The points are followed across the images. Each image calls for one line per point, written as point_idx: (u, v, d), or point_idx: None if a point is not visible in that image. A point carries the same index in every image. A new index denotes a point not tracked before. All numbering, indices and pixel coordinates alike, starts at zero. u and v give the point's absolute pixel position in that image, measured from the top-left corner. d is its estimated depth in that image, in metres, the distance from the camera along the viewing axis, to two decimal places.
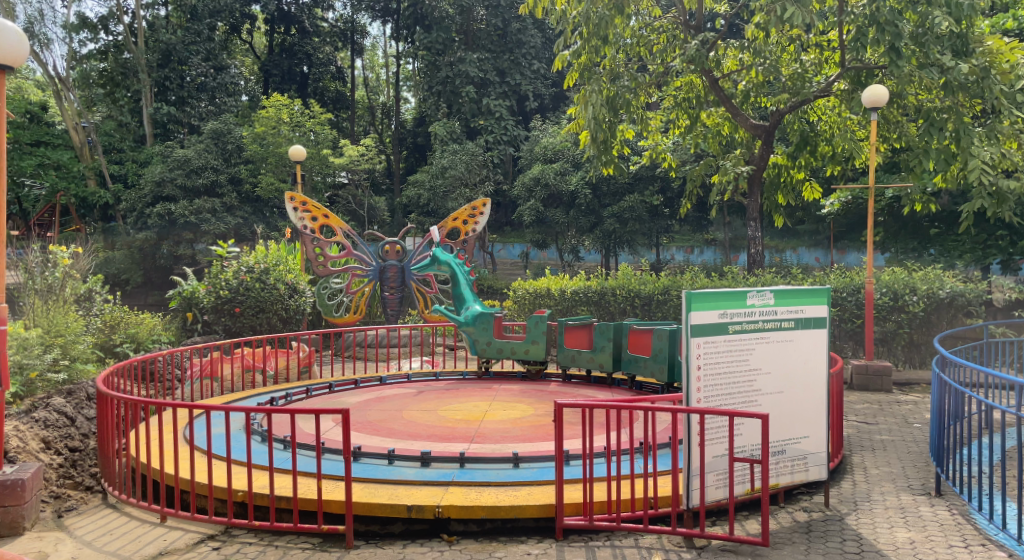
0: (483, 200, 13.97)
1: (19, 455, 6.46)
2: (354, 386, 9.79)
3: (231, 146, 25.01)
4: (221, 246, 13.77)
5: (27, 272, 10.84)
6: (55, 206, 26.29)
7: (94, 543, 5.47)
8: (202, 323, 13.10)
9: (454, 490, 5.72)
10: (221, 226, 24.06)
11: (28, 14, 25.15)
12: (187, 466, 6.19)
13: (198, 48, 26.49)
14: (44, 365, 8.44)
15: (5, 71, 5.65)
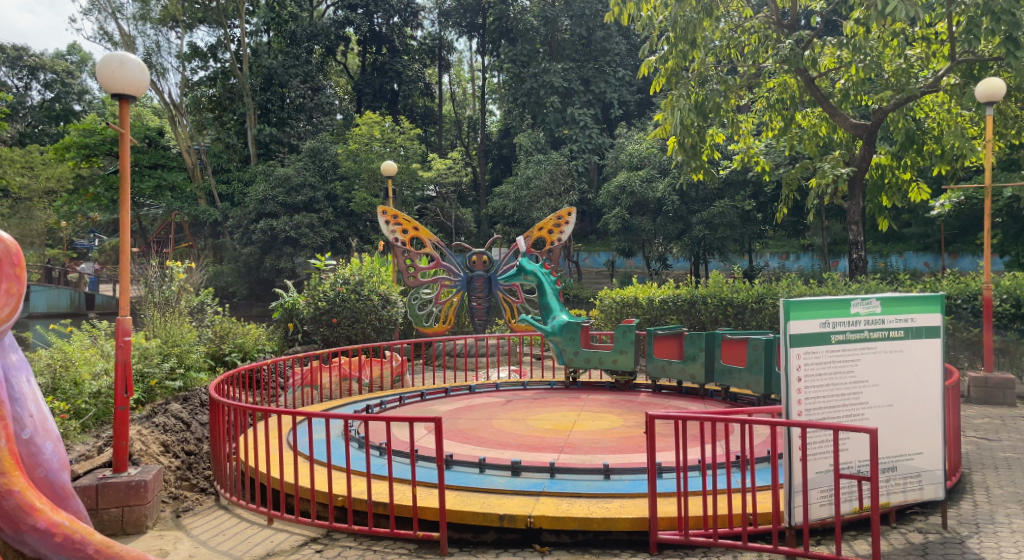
0: (568, 209, 14.01)
1: (142, 457, 6.91)
2: (444, 395, 9.96)
3: (327, 163, 26.28)
4: (320, 258, 14.32)
5: (148, 287, 11.64)
6: (170, 224, 27.99)
7: (208, 543, 5.77)
8: (302, 333, 13.41)
9: (545, 500, 5.72)
10: (318, 240, 24.86)
11: (145, 46, 26.92)
12: (291, 471, 6.46)
13: (298, 72, 27.89)
14: (163, 373, 9.12)
15: (129, 101, 6.08)
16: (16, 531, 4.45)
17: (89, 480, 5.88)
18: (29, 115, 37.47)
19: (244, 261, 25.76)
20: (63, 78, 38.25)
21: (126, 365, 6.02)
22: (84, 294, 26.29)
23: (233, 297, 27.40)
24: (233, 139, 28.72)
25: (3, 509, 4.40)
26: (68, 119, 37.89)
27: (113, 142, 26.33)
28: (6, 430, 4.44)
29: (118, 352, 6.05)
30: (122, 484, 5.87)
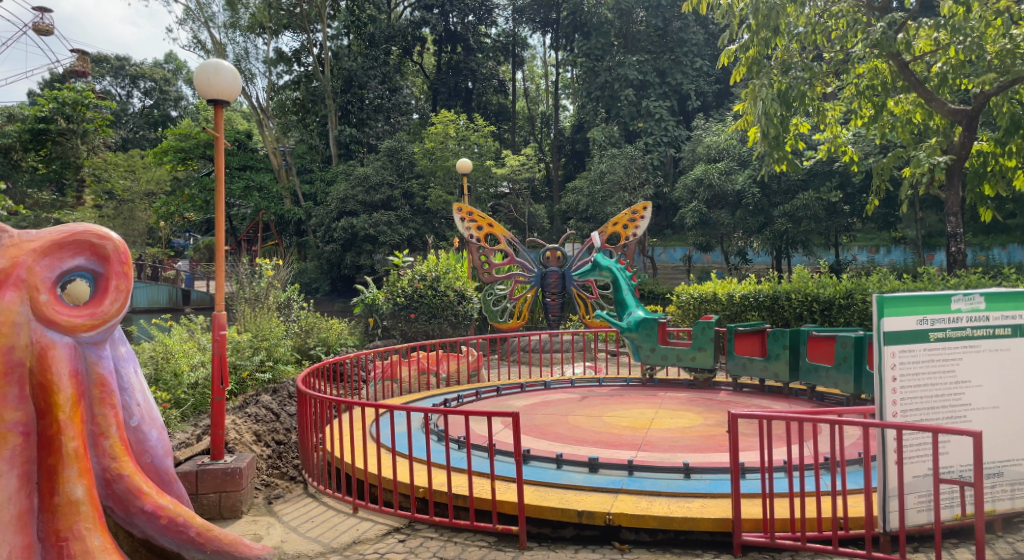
0: (643, 204, 13.81)
1: (237, 446, 7.22)
2: (520, 390, 9.99)
3: (404, 161, 26.78)
4: (398, 255, 14.63)
5: (239, 284, 12.15)
6: (258, 223, 29.10)
7: (298, 529, 5.98)
8: (382, 328, 14.00)
9: (625, 497, 5.66)
10: (396, 237, 25.30)
11: (235, 53, 28.03)
12: (375, 462, 6.61)
13: (376, 73, 28.49)
14: (253, 365, 9.51)
15: (221, 105, 6.34)
16: (127, 511, 4.75)
17: (190, 466, 6.19)
18: (131, 122, 39.67)
19: (325, 258, 26.46)
20: (161, 85, 40.38)
21: (221, 358, 6.30)
22: (180, 291, 27.66)
23: (316, 293, 28.22)
24: (316, 141, 29.64)
25: (115, 491, 4.70)
26: (164, 125, 39.90)
27: (205, 145, 27.33)
28: (117, 418, 4.72)
29: (215, 346, 6.33)
30: (219, 471, 6.15)
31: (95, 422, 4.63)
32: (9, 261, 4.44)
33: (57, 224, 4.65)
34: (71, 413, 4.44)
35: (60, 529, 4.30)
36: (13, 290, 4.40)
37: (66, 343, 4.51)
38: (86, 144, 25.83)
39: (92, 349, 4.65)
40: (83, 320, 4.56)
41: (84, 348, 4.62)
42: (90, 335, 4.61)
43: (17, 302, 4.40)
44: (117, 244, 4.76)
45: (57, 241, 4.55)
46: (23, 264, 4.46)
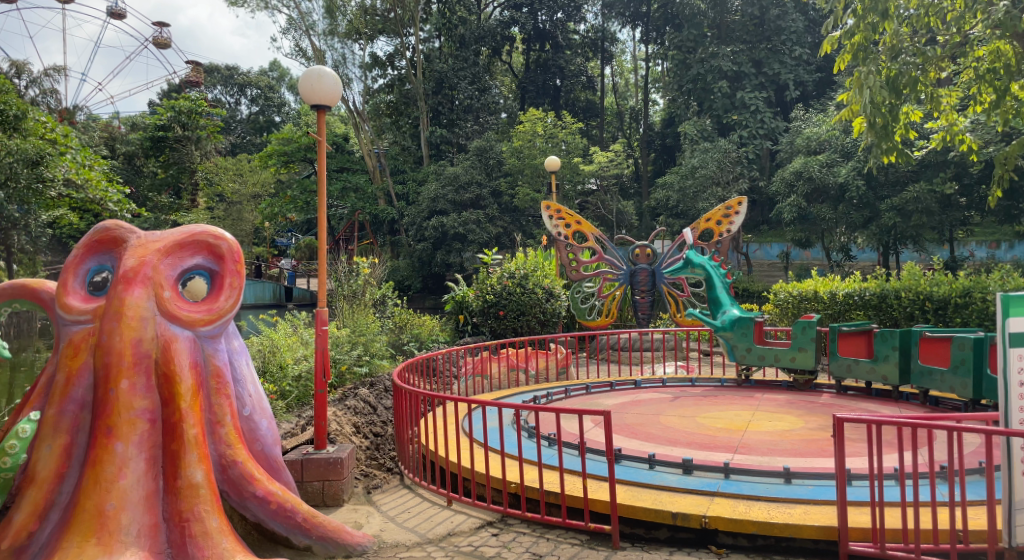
0: (738, 199, 13.35)
1: (338, 436, 7.49)
2: (610, 389, 9.90)
3: (492, 160, 26.98)
4: (487, 253, 14.70)
5: (338, 281, 12.60)
6: (354, 223, 30.06)
7: (396, 519, 6.13)
8: (471, 325, 13.94)
9: (721, 501, 5.52)
10: (484, 235, 25.52)
11: (333, 59, 28.93)
12: (468, 456, 6.69)
13: (467, 73, 28.92)
14: (351, 359, 9.87)
15: (322, 109, 6.57)
16: (240, 496, 5.00)
17: (295, 455, 6.45)
18: (239, 128, 41.85)
19: (418, 256, 27.07)
20: (266, 92, 42.41)
21: (323, 351, 6.53)
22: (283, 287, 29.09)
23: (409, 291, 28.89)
24: (409, 142, 30.35)
25: (230, 477, 4.95)
26: (269, 130, 41.79)
27: (305, 149, 28.44)
28: (231, 408, 4.98)
29: (318, 340, 6.58)
30: (322, 460, 6.39)
31: (212, 410, 4.90)
32: (137, 261, 4.79)
33: (178, 226, 4.99)
34: (191, 401, 4.71)
35: (183, 510, 4.56)
36: (141, 286, 4.74)
37: (187, 336, 4.80)
38: (200, 150, 29.46)
39: (209, 342, 4.93)
40: (201, 315, 4.86)
41: (202, 341, 4.90)
42: (207, 329, 4.89)
43: (144, 298, 4.72)
44: (230, 244, 5.07)
45: (178, 241, 4.89)
46: (149, 263, 4.80)
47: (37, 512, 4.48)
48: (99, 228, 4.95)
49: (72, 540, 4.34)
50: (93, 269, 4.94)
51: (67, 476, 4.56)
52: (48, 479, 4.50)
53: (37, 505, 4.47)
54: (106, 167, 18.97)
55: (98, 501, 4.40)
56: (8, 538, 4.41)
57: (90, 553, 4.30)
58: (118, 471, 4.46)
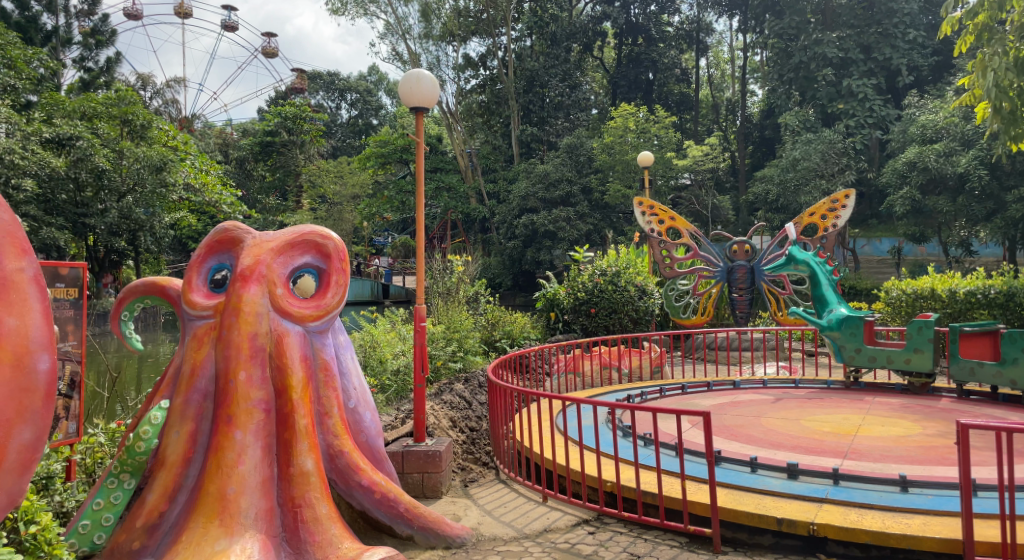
0: (845, 192, 12.74)
1: (436, 430, 7.65)
2: (708, 389, 9.64)
3: (583, 157, 26.78)
4: (579, 250, 14.57)
5: (432, 279, 12.89)
6: (447, 222, 30.55)
7: (492, 513, 6.20)
8: (563, 323, 13.78)
9: (830, 508, 5.27)
10: (575, 233, 25.39)
11: (428, 62, 29.51)
12: (563, 453, 6.67)
13: (557, 71, 28.97)
14: (446, 355, 10.10)
15: (420, 111, 6.72)
16: (347, 485, 5.18)
17: (396, 446, 6.63)
18: (339, 132, 43.39)
19: (509, 254, 27.34)
20: (364, 96, 43.92)
21: (422, 347, 6.67)
22: (380, 284, 29.95)
23: (500, 288, 29.13)
24: (499, 141, 30.59)
25: (338, 466, 5.13)
26: (367, 133, 43.16)
27: (402, 150, 29.10)
28: (338, 400, 5.17)
29: (416, 335, 6.72)
30: (422, 452, 6.54)
31: (320, 402, 5.10)
32: (252, 260, 5.04)
33: (288, 227, 5.25)
34: (302, 393, 4.92)
35: (295, 496, 4.77)
36: (256, 283, 4.98)
37: (298, 331, 5.03)
38: (304, 154, 31.42)
39: (318, 337, 5.15)
40: (310, 311, 5.08)
41: (311, 336, 5.12)
42: (316, 325, 5.11)
43: (259, 295, 4.97)
44: (336, 243, 5.30)
45: (290, 241, 5.14)
46: (264, 262, 5.05)
47: (167, 494, 4.76)
48: (219, 229, 5.26)
49: (198, 521, 4.58)
50: (214, 267, 5.27)
51: (193, 461, 4.83)
52: (177, 463, 4.79)
53: (167, 487, 4.75)
54: (221, 172, 20.52)
55: (220, 484, 4.64)
56: (142, 517, 4.71)
57: (214, 534, 4.53)
58: (238, 457, 4.69)
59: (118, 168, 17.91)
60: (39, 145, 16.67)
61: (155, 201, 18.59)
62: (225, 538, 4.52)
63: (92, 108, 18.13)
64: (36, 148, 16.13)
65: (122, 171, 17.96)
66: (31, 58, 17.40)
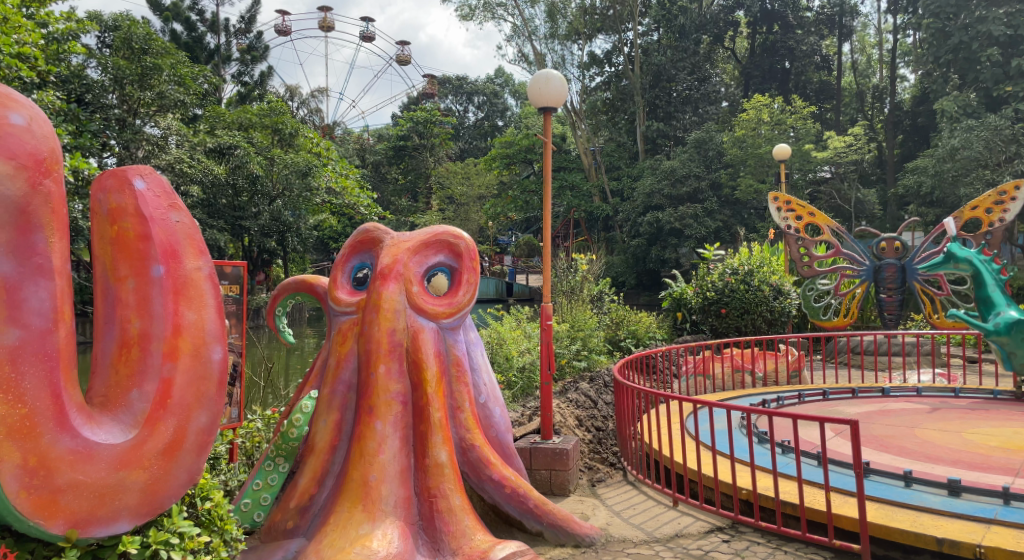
0: (1014, 183, 11.56)
1: (562, 429, 7.66)
2: (852, 396, 9.04)
3: (712, 152, 25.56)
4: (708, 248, 14.12)
5: (557, 278, 13.00)
6: (571, 220, 30.50)
7: (621, 514, 6.14)
8: (691, 323, 13.47)
9: (1000, 530, 4.82)
10: (703, 230, 24.59)
11: (554, 61, 29.73)
12: (693, 457, 6.49)
13: (686, 64, 28.37)
14: (571, 354, 10.19)
15: (547, 111, 6.77)
16: (478, 478, 5.29)
17: (524, 443, 6.71)
18: (467, 134, 44.40)
19: (633, 252, 26.99)
20: (491, 99, 45.04)
21: (549, 344, 6.69)
22: (505, 284, 30.40)
23: (624, 286, 28.77)
24: (624, 138, 30.16)
25: (470, 459, 5.25)
26: (493, 134, 43.95)
27: (526, 151, 28.88)
28: (470, 394, 5.31)
29: (542, 334, 6.77)
30: (549, 450, 6.59)
31: (453, 396, 5.25)
32: (391, 259, 5.29)
33: (422, 228, 5.49)
34: (436, 387, 5.09)
35: (430, 486, 4.93)
36: (394, 281, 5.22)
37: (432, 328, 5.22)
38: (433, 157, 33.37)
39: (451, 333, 5.32)
40: (444, 308, 5.26)
41: (444, 332, 5.30)
42: (448, 321, 5.28)
43: (397, 293, 5.19)
44: (467, 243, 5.51)
45: (425, 241, 5.36)
46: (401, 261, 5.29)
47: (316, 478, 5.06)
48: (361, 231, 5.60)
49: (344, 505, 4.80)
50: (356, 266, 5.62)
51: (339, 448, 5.12)
52: (324, 449, 5.09)
53: (316, 472, 5.05)
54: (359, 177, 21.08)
55: (363, 472, 4.84)
56: (294, 499, 5.02)
57: (358, 518, 4.73)
58: (378, 446, 4.89)
59: (269, 174, 19.27)
60: (204, 153, 18.32)
61: (301, 204, 19.66)
62: (367, 523, 4.70)
63: (248, 119, 19.82)
64: (201, 157, 17.66)
65: (273, 176, 19.25)
66: (197, 75, 19.10)
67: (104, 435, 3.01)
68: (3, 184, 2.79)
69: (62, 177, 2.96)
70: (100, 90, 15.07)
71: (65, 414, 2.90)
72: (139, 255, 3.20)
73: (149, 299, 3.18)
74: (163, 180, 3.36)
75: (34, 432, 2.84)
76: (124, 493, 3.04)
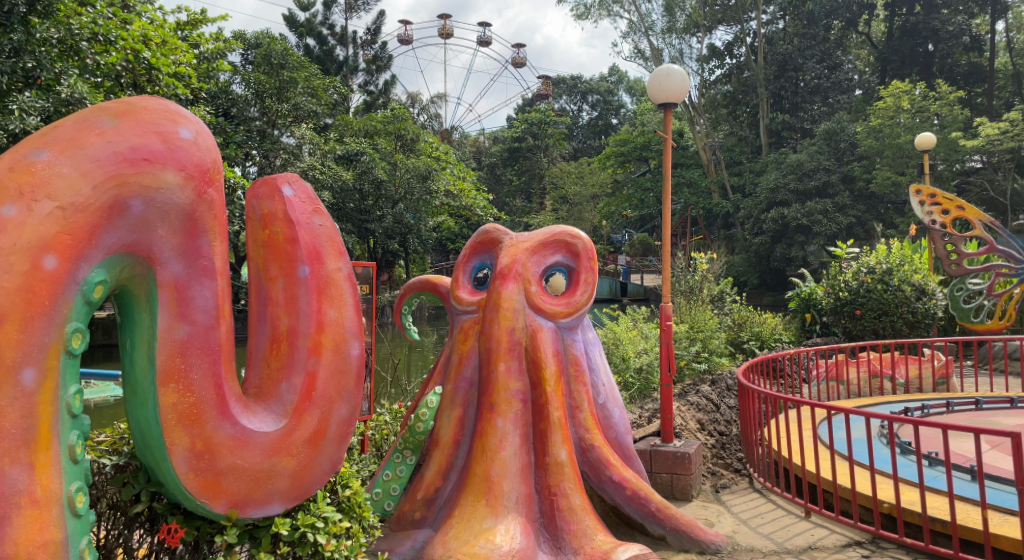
0: None
1: (683, 432, 7.51)
2: (1009, 406, 8.25)
3: (844, 143, 24.47)
4: (841, 246, 13.46)
5: (676, 278, 12.76)
6: (689, 218, 29.81)
7: (749, 522, 5.94)
8: (821, 325, 12.98)
9: None
10: (833, 227, 23.39)
11: (671, 56, 29.11)
12: (825, 466, 6.17)
13: (814, 52, 27.02)
14: (690, 355, 10.01)
15: (668, 107, 6.64)
16: (599, 478, 5.28)
17: (644, 445, 6.63)
18: (581, 134, 44.34)
19: (755, 250, 26.02)
20: (605, 97, 44.82)
21: (668, 346, 6.56)
22: (619, 283, 30.18)
23: (746, 286, 27.85)
24: (745, 131, 28.63)
25: (590, 459, 5.24)
26: (608, 132, 43.67)
27: (642, 148, 28.44)
28: (589, 394, 5.31)
29: (662, 335, 6.64)
30: (670, 453, 6.47)
31: (572, 396, 5.26)
32: (510, 259, 5.39)
33: (540, 228, 5.56)
34: (555, 386, 5.12)
35: (551, 484, 4.96)
36: (513, 281, 5.30)
37: (550, 327, 5.25)
38: (548, 157, 33.72)
39: (569, 333, 5.35)
40: (562, 308, 5.28)
41: (562, 332, 5.33)
42: (567, 321, 5.30)
43: (516, 292, 5.27)
44: (585, 243, 5.52)
45: (543, 241, 5.42)
46: (520, 261, 5.37)
47: (441, 471, 5.21)
48: (481, 232, 5.73)
49: (468, 499, 4.92)
50: (477, 266, 5.79)
51: (462, 443, 5.25)
52: (448, 444, 5.23)
53: (441, 465, 5.20)
54: (473, 179, 22.73)
55: (485, 467, 4.95)
56: (422, 490, 5.20)
57: (482, 512, 4.83)
58: (499, 443, 4.98)
59: (393, 179, 20.07)
60: (334, 160, 19.31)
61: (422, 206, 20.61)
62: (490, 518, 4.79)
63: (373, 126, 20.71)
64: (331, 164, 18.63)
65: (396, 180, 20.10)
66: (328, 86, 20.17)
67: (258, 424, 3.19)
68: (174, 193, 2.89)
69: (223, 186, 3.09)
70: (243, 103, 16.19)
71: (225, 403, 3.05)
72: (287, 257, 3.43)
73: (296, 298, 3.40)
74: (307, 187, 3.61)
75: (200, 420, 2.99)
76: (276, 478, 3.22)
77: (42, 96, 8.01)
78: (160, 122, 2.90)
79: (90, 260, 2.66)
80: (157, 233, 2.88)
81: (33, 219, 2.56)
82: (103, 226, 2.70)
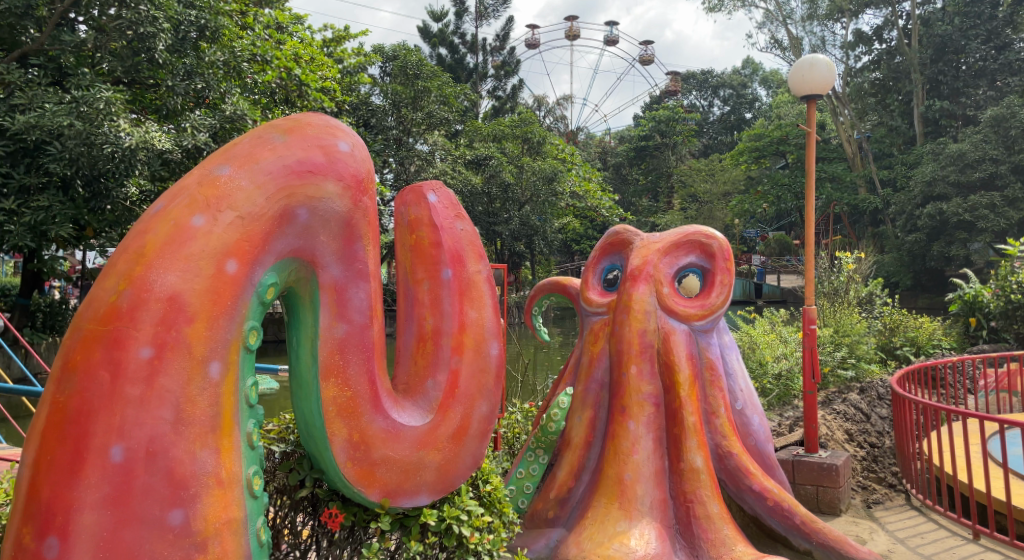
0: None
1: (829, 442, 7.12)
2: None
3: (1014, 131, 21.74)
4: (1013, 242, 12.19)
5: (818, 279, 12.08)
6: (832, 215, 28.23)
7: (906, 542, 5.56)
8: (988, 330, 11.77)
9: None
10: (1001, 222, 21.29)
11: (812, 44, 27.66)
12: (992, 483, 5.66)
13: (979, 31, 24.40)
14: (836, 361, 9.43)
15: (811, 99, 6.34)
16: (737, 487, 5.13)
17: (787, 454, 6.35)
18: (712, 129, 43.02)
19: (908, 249, 24.27)
20: (738, 91, 43.31)
21: (812, 350, 6.26)
22: (752, 284, 29.16)
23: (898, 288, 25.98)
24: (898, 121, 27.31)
25: (727, 467, 5.10)
26: (740, 127, 42.20)
27: (779, 142, 27.10)
28: (725, 400, 5.16)
29: (805, 339, 6.34)
30: (816, 464, 6.16)
31: (708, 401, 5.13)
32: (642, 260, 5.35)
33: (673, 228, 5.46)
34: (690, 390, 5.02)
35: (687, 491, 4.87)
36: (645, 282, 5.25)
37: (684, 330, 5.15)
38: (676, 155, 33.03)
39: (703, 336, 5.21)
40: (695, 310, 5.17)
41: (697, 335, 5.21)
42: (701, 324, 5.18)
43: (647, 294, 5.22)
44: (720, 243, 5.36)
45: (675, 241, 5.33)
46: (651, 262, 5.31)
47: (573, 471, 5.24)
48: (611, 233, 5.72)
49: (601, 500, 4.92)
50: (607, 267, 5.78)
51: (593, 445, 5.26)
52: (580, 445, 5.26)
53: (573, 465, 5.23)
54: (599, 179, 23.27)
55: (618, 470, 4.93)
56: (554, 490, 5.25)
57: (615, 514, 4.82)
58: (632, 446, 4.94)
59: (519, 181, 20.41)
60: (464, 165, 19.79)
61: (548, 208, 20.92)
62: (625, 521, 4.77)
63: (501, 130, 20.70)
64: (461, 168, 19.07)
65: (522, 183, 20.44)
66: (459, 93, 20.65)
67: (406, 418, 3.34)
68: (334, 201, 3.10)
69: (376, 194, 3.28)
70: (381, 114, 17.74)
71: (378, 397, 3.24)
72: (432, 260, 3.59)
73: (440, 299, 3.55)
74: (450, 193, 3.76)
75: (357, 412, 3.18)
76: (423, 470, 3.36)
77: (211, 114, 8.84)
78: (322, 136, 3.14)
79: (264, 263, 2.90)
80: (320, 238, 3.09)
81: (218, 228, 2.83)
82: (275, 233, 2.94)
